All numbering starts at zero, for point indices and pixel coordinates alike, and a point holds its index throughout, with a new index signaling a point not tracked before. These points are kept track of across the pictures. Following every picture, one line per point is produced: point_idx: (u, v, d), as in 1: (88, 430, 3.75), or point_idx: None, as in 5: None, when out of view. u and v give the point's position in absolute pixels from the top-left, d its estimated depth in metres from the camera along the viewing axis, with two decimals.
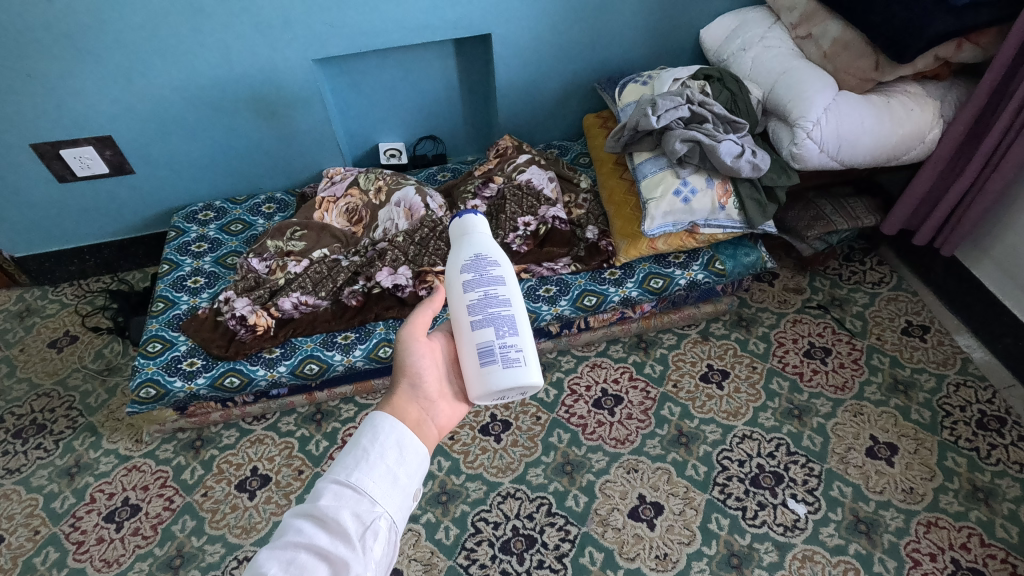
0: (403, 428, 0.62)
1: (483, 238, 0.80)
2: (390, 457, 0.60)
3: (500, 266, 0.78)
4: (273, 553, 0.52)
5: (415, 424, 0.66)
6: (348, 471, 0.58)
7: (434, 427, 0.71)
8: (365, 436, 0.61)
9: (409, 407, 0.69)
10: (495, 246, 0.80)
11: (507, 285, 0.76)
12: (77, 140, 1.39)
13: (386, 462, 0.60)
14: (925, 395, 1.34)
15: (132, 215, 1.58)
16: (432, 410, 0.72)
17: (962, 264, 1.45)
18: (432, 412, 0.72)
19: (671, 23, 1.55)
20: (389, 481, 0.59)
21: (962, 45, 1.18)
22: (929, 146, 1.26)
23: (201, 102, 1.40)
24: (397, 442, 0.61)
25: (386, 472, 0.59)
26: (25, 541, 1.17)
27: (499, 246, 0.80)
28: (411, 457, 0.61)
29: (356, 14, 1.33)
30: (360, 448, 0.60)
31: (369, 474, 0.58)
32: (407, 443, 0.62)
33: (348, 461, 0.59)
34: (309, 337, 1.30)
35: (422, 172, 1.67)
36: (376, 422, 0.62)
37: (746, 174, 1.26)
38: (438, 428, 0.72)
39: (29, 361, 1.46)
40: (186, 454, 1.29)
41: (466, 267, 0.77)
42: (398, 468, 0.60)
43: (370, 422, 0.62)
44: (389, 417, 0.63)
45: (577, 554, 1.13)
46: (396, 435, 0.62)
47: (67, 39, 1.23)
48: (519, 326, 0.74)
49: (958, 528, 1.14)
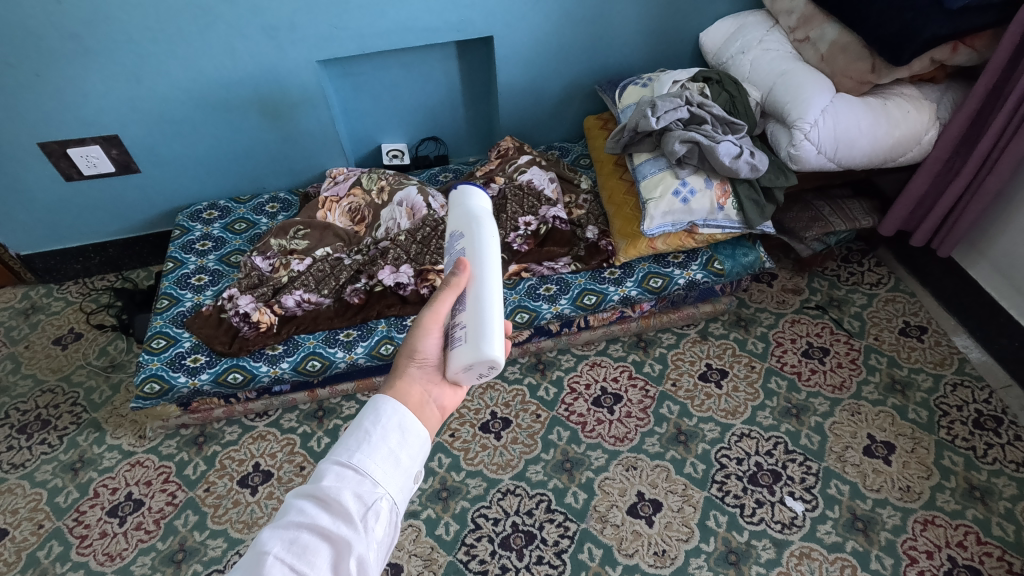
0: (405, 411, 0.62)
1: (463, 214, 0.89)
2: (393, 439, 0.61)
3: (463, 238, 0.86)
4: (276, 531, 0.54)
5: (417, 406, 0.68)
6: (350, 452, 0.59)
7: (436, 408, 0.72)
8: (367, 418, 0.62)
9: (412, 388, 0.70)
10: (469, 218, 0.88)
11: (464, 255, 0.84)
12: (83, 139, 1.41)
13: (388, 444, 0.60)
14: (922, 395, 1.35)
15: (138, 214, 1.60)
16: (435, 391, 0.73)
17: (959, 265, 1.46)
18: (435, 393, 0.74)
19: (671, 27, 1.57)
20: (390, 463, 0.60)
21: (958, 48, 1.19)
22: (926, 148, 1.28)
23: (206, 101, 1.42)
24: (399, 425, 0.61)
25: (388, 453, 0.60)
26: (29, 535, 1.18)
27: (471, 217, 0.88)
28: (413, 440, 0.62)
29: (360, 17, 1.35)
30: (362, 430, 0.60)
31: (371, 456, 0.59)
32: (409, 426, 0.62)
33: (350, 442, 0.60)
34: (311, 334, 1.31)
35: (424, 173, 1.69)
36: (379, 404, 0.63)
37: (745, 174, 1.27)
38: (441, 408, 0.74)
39: (34, 357, 1.48)
40: (188, 450, 1.30)
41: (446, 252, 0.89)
42: (400, 450, 0.61)
43: (372, 405, 0.63)
44: (391, 400, 0.63)
45: (576, 550, 1.14)
46: (399, 417, 0.62)
47: (75, 39, 1.25)
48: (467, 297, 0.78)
49: (955, 525, 1.15)
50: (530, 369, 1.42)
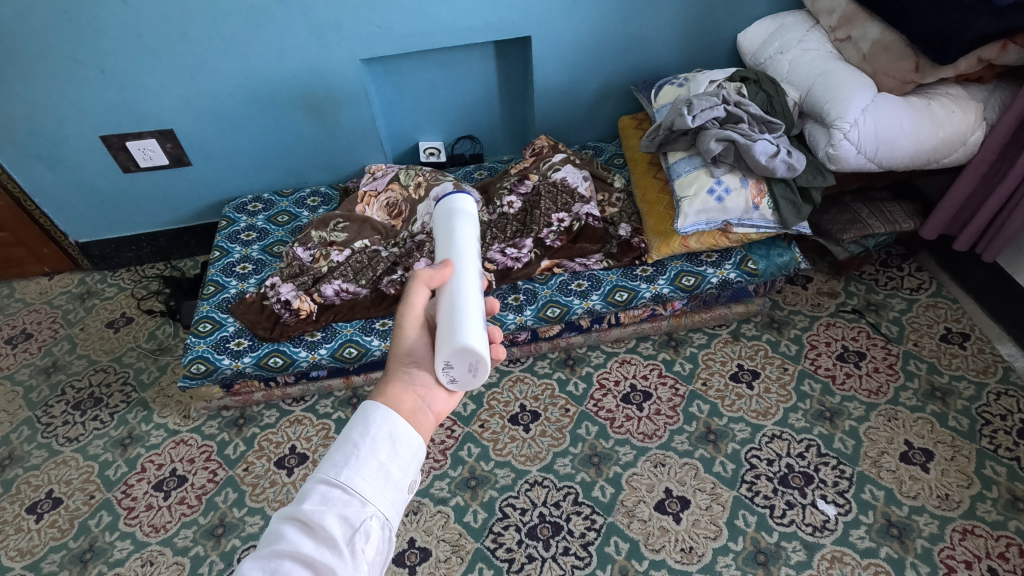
0: (395, 420, 0.64)
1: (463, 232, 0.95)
2: (382, 451, 0.62)
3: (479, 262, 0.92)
4: (259, 560, 0.55)
5: (409, 413, 0.69)
6: (337, 469, 0.60)
7: (431, 415, 0.73)
8: (356, 430, 0.63)
9: (403, 395, 0.71)
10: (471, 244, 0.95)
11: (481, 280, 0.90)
12: (141, 132, 1.49)
13: (378, 456, 0.62)
14: (963, 403, 1.31)
15: (188, 206, 1.68)
16: (429, 397, 0.74)
17: (1005, 271, 1.41)
18: (429, 398, 0.74)
19: (708, 27, 1.57)
20: (380, 477, 0.61)
21: (1007, 46, 1.16)
22: (971, 149, 1.26)
23: (254, 99, 1.49)
24: (389, 436, 0.63)
25: (378, 467, 0.61)
26: (81, 505, 1.25)
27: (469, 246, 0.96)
28: (404, 450, 0.64)
29: (405, 17, 1.40)
30: (350, 444, 0.62)
31: (360, 472, 0.60)
32: (400, 435, 0.64)
33: (338, 458, 0.61)
34: (348, 323, 1.35)
35: (460, 171, 1.73)
36: (367, 415, 0.64)
37: (781, 173, 1.26)
38: (435, 414, 0.74)
39: (88, 339, 1.56)
40: (229, 431, 1.36)
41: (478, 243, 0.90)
42: (391, 462, 0.62)
43: (361, 415, 0.64)
44: (381, 409, 0.65)
45: (603, 543, 1.14)
46: (389, 428, 0.64)
47: (137, 36, 1.32)
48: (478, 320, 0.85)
49: (996, 537, 1.11)
50: (560, 364, 1.44)
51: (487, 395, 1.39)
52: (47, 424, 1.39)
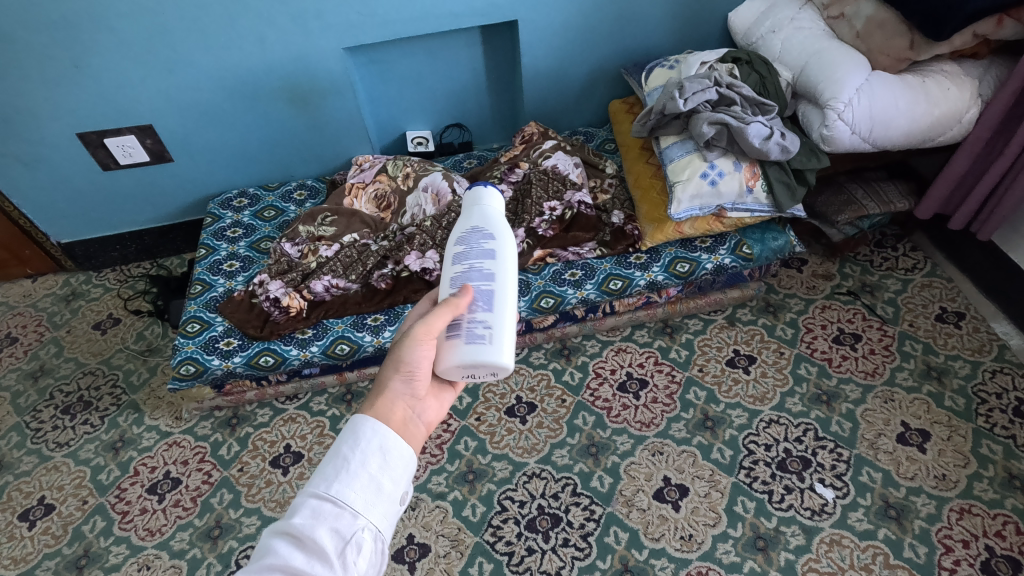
0: (385, 432, 0.63)
1: (487, 210, 0.84)
2: (373, 463, 0.61)
3: (493, 239, 0.81)
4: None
5: (400, 425, 0.66)
6: (328, 483, 0.59)
7: (421, 426, 0.70)
8: (346, 443, 0.62)
9: (394, 406, 0.68)
10: (499, 221, 0.83)
11: (495, 260, 0.79)
12: (120, 129, 1.45)
13: (368, 469, 0.60)
14: (959, 382, 1.31)
15: (172, 203, 1.64)
16: (419, 407, 0.71)
17: (999, 249, 1.41)
18: (419, 409, 0.71)
19: (699, 8, 1.54)
20: (372, 489, 0.60)
21: (1003, 20, 1.14)
22: (967, 126, 1.24)
23: (236, 91, 1.44)
24: (379, 448, 0.62)
25: (369, 480, 0.60)
26: (74, 510, 1.23)
27: (504, 222, 0.83)
28: (396, 461, 0.62)
29: (388, 4, 1.36)
30: (341, 457, 0.61)
31: (351, 485, 0.59)
32: (390, 448, 0.62)
33: (328, 471, 0.60)
34: (339, 319, 1.33)
35: (449, 160, 1.70)
36: (357, 427, 0.63)
37: (776, 156, 1.25)
38: (426, 425, 0.72)
39: (75, 342, 1.53)
40: (222, 432, 1.34)
41: (463, 239, 0.82)
42: (382, 475, 0.61)
43: (351, 428, 0.63)
44: (371, 421, 0.63)
45: (602, 533, 1.14)
46: (379, 440, 0.62)
47: (112, 29, 1.28)
48: (496, 302, 0.76)
49: (993, 515, 1.12)
50: (556, 355, 1.43)
51: (483, 388, 1.37)
52: (36, 429, 1.37)
